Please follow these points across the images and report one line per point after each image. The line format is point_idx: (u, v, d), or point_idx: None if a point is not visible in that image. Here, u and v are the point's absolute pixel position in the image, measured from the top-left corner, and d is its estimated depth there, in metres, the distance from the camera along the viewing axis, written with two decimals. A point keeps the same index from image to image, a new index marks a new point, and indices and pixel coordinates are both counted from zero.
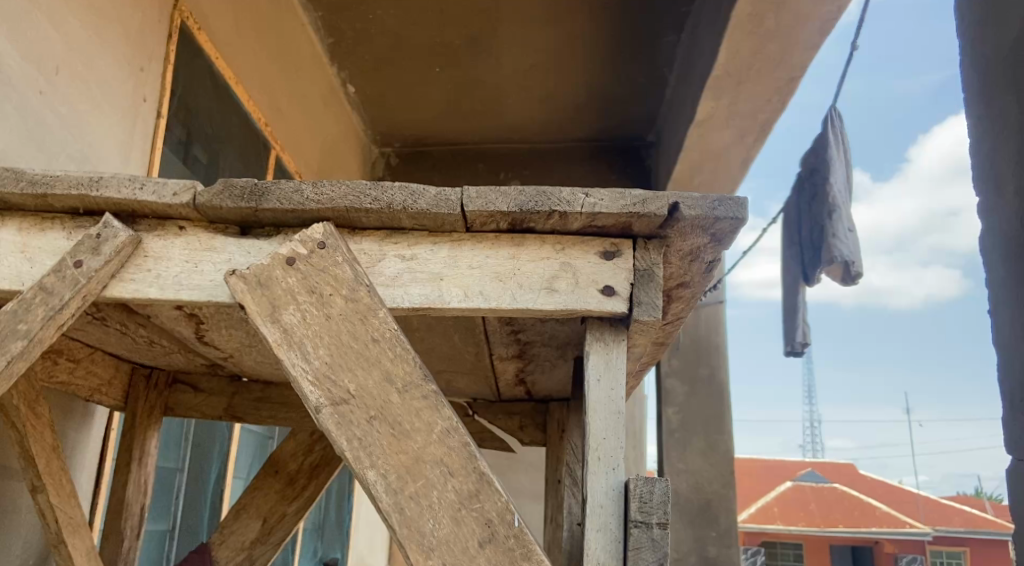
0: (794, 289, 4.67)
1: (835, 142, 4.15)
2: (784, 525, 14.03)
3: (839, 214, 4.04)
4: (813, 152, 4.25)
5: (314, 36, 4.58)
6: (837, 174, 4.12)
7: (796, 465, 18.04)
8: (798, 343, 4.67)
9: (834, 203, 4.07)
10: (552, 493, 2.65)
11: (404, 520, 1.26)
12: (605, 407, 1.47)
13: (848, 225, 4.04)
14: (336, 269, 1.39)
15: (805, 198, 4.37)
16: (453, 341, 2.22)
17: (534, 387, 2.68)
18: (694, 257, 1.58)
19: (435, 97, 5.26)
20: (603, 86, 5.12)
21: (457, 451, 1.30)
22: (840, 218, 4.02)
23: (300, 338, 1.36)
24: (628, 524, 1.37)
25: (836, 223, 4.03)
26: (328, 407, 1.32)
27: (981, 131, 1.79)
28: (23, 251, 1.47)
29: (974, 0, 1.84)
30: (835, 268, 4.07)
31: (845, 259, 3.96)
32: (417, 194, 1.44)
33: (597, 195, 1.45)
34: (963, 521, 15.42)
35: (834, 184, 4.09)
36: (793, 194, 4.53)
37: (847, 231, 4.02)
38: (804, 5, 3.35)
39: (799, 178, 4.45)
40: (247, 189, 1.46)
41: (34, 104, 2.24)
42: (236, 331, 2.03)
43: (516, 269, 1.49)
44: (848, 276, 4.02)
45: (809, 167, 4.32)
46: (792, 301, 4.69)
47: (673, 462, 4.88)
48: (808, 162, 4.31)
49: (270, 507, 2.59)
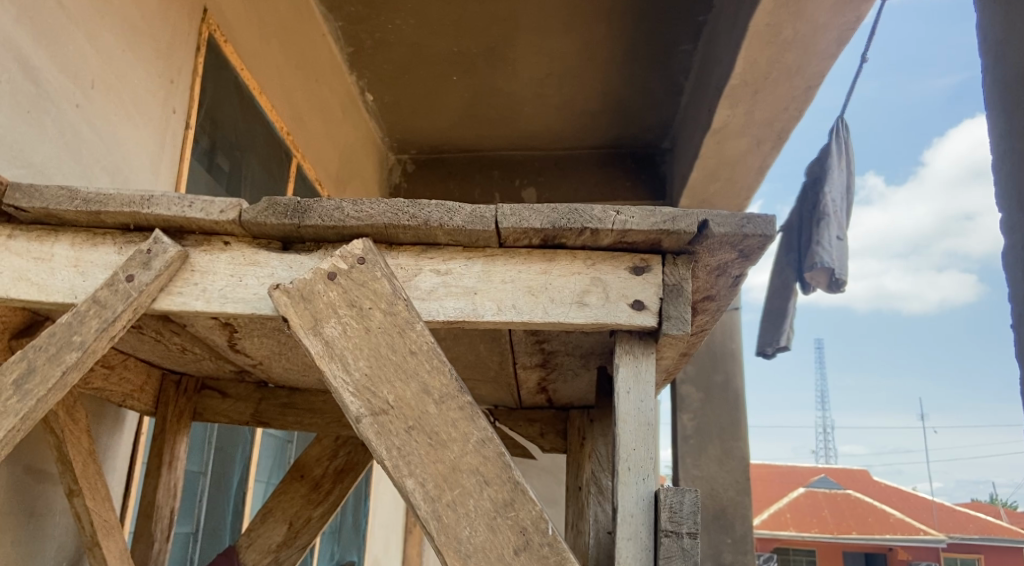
0: (784, 294, 4.57)
1: (837, 152, 4.19)
2: (797, 532, 13.96)
3: (829, 222, 4.09)
4: (819, 162, 4.26)
5: (334, 45, 4.64)
6: (834, 184, 4.15)
7: (809, 472, 17.94)
8: (770, 347, 4.59)
9: (827, 211, 4.11)
10: (573, 500, 2.68)
11: (441, 527, 1.30)
12: (636, 418, 1.51)
13: (836, 233, 4.09)
14: (376, 283, 1.44)
15: (805, 206, 4.38)
16: (478, 350, 2.27)
17: (556, 395, 2.71)
18: (721, 272, 1.62)
19: (451, 106, 5.31)
20: (618, 94, 5.15)
21: (492, 460, 1.34)
22: (829, 226, 4.07)
23: (341, 351, 1.41)
24: (658, 534, 1.41)
25: (824, 231, 4.07)
26: (367, 417, 1.36)
27: (1003, 147, 1.80)
28: (77, 266, 1.55)
29: (995, 17, 1.86)
30: (818, 275, 4.14)
31: (828, 267, 4.02)
32: (453, 212, 1.50)
33: (627, 212, 1.50)
34: (977, 529, 15.30)
35: (829, 193, 4.13)
36: (796, 202, 4.53)
37: (834, 239, 4.07)
38: (823, 17, 3.37)
39: (803, 187, 4.45)
40: (290, 206, 1.52)
41: (71, 117, 2.30)
42: (268, 340, 2.08)
43: (547, 284, 1.53)
44: (832, 284, 4.08)
45: (814, 176, 4.32)
46: (779, 305, 4.58)
47: (688, 468, 4.90)
48: (812, 172, 4.34)
49: (296, 511, 2.64)
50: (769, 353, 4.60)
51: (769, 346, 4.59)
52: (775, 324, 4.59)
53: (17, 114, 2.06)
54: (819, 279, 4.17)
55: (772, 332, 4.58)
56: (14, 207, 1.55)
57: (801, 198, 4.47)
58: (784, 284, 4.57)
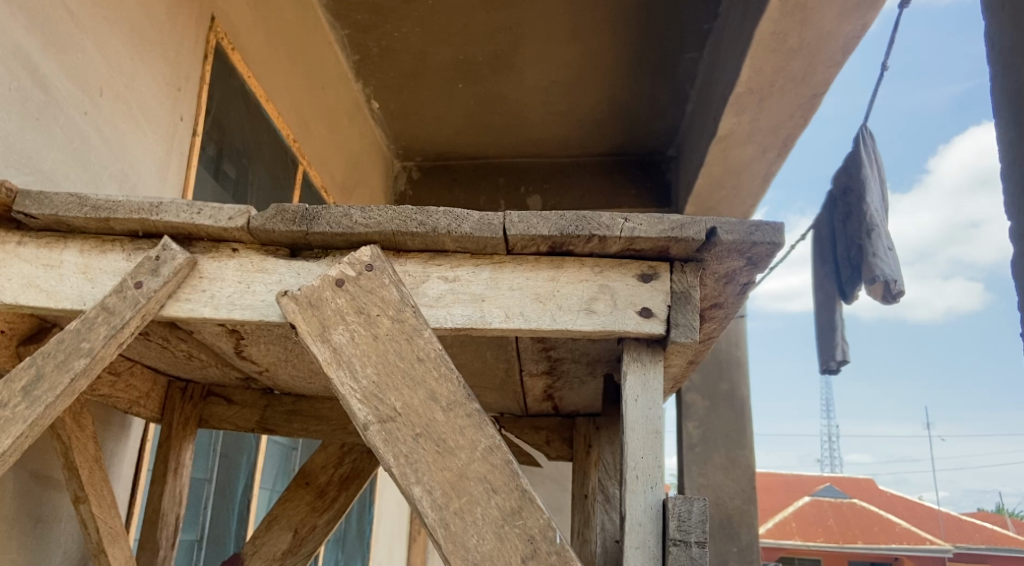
0: (831, 307, 4.52)
1: (868, 160, 4.17)
2: (802, 541, 13.87)
3: (879, 233, 4.03)
4: (848, 172, 4.25)
5: (340, 52, 4.66)
6: (873, 193, 4.12)
7: (814, 480, 17.88)
8: (833, 363, 4.48)
9: (873, 222, 4.06)
10: (578, 507, 2.68)
11: (449, 535, 1.29)
12: (643, 426, 1.51)
13: (887, 244, 4.02)
14: (383, 290, 1.44)
15: (842, 217, 4.35)
16: (485, 357, 2.26)
17: (562, 402, 2.70)
18: (729, 279, 1.62)
19: (458, 114, 5.33)
20: (623, 101, 5.16)
21: (500, 467, 1.34)
22: (880, 237, 4.00)
23: (349, 358, 1.41)
24: (666, 542, 1.41)
25: (875, 241, 4.01)
26: (375, 424, 1.36)
27: (1012, 155, 1.79)
28: (86, 273, 1.55)
29: (1002, 24, 1.86)
30: (877, 287, 4.00)
31: (887, 278, 3.88)
32: (461, 219, 1.50)
33: (636, 220, 1.50)
34: (984, 539, 15.19)
35: (872, 203, 4.09)
36: (828, 212, 4.52)
37: (887, 250, 3.99)
38: (829, 25, 3.36)
39: (833, 197, 4.45)
40: (298, 213, 1.52)
41: (79, 124, 2.31)
42: (275, 346, 2.09)
43: (555, 291, 1.53)
44: (890, 295, 3.94)
45: (844, 186, 4.32)
46: (829, 319, 4.52)
47: (694, 476, 4.88)
48: (840, 182, 4.33)
49: (301, 518, 2.63)
50: (834, 368, 4.47)
51: (829, 362, 4.45)
52: (830, 339, 4.50)
53: (27, 121, 2.07)
54: (878, 291, 4.03)
55: (831, 348, 4.48)
56: (24, 214, 1.55)
57: (833, 208, 4.46)
58: (831, 297, 4.52)
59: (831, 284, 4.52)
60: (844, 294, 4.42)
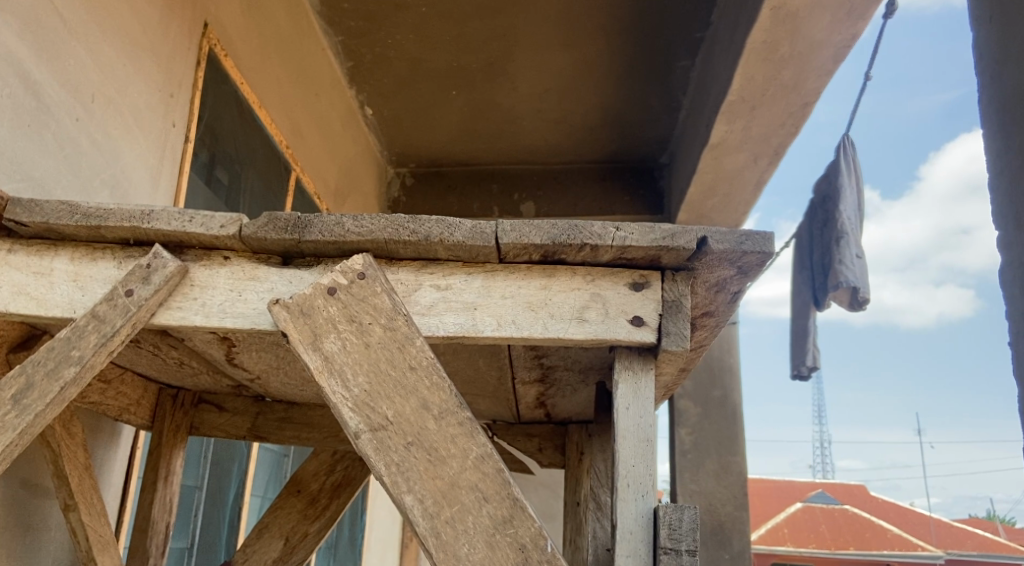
0: (805, 313, 4.54)
1: (846, 169, 4.21)
2: (795, 547, 13.86)
3: (847, 240, 4.08)
4: (827, 180, 4.29)
5: (333, 59, 4.66)
6: (847, 202, 4.16)
7: (806, 486, 17.91)
8: (804, 367, 4.61)
9: (842, 230, 4.10)
10: (570, 515, 2.68)
11: (439, 544, 1.29)
12: (634, 434, 1.51)
13: (855, 251, 4.07)
14: (375, 298, 1.44)
15: (818, 225, 4.39)
16: (477, 364, 2.26)
17: (555, 409, 2.70)
18: (720, 288, 1.63)
19: (450, 121, 5.34)
20: (616, 108, 5.17)
21: (491, 476, 1.34)
22: (848, 244, 4.05)
23: (340, 366, 1.40)
24: (658, 551, 1.41)
25: (842, 249, 4.06)
26: (366, 433, 1.36)
27: (1000, 166, 1.81)
28: (77, 280, 1.55)
29: (991, 37, 1.87)
30: (842, 293, 4.12)
31: (852, 286, 3.98)
32: (453, 227, 1.50)
33: (627, 228, 1.50)
34: (976, 545, 15.23)
35: (843, 212, 4.13)
36: (807, 220, 4.55)
37: (853, 257, 4.05)
38: (820, 33, 3.38)
39: (813, 205, 4.49)
40: (291, 221, 1.52)
41: (70, 131, 2.31)
42: (267, 354, 2.08)
43: (547, 299, 1.53)
44: (855, 302, 4.06)
45: (823, 194, 4.36)
46: (802, 325, 4.57)
47: (686, 483, 4.89)
48: (820, 189, 4.37)
49: (292, 526, 2.62)
50: (803, 373, 4.62)
51: (800, 367, 4.60)
52: (801, 344, 4.58)
53: (18, 127, 2.06)
54: (843, 297, 4.13)
55: (802, 352, 4.59)
56: (14, 222, 1.55)
57: (812, 216, 4.50)
58: (804, 303, 4.56)
59: (806, 291, 4.55)
60: (816, 301, 4.46)
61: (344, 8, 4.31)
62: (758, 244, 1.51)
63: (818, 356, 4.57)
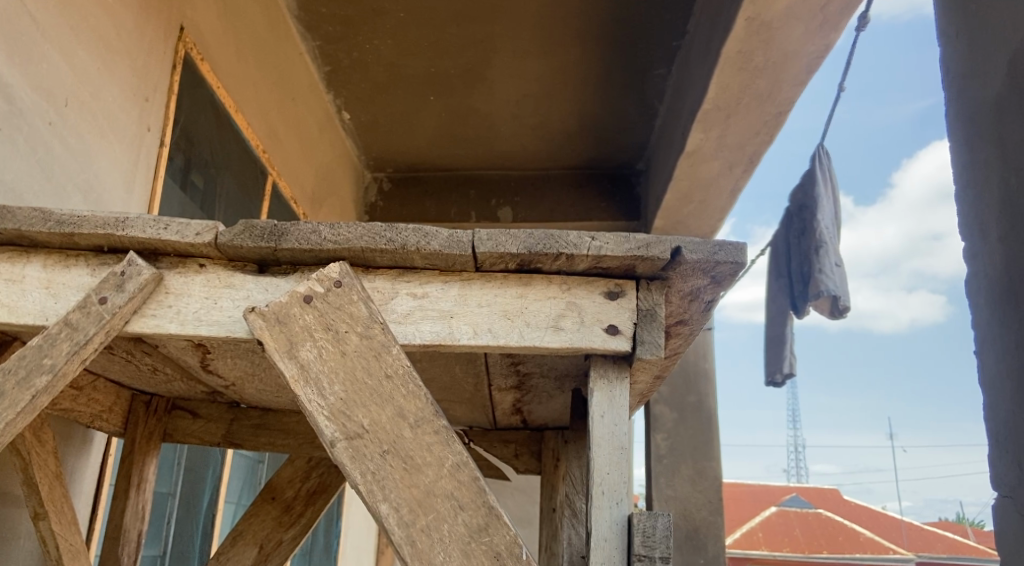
0: (780, 320, 4.61)
1: (822, 179, 4.28)
2: (768, 550, 13.99)
3: (826, 249, 4.15)
4: (804, 189, 4.36)
5: (311, 63, 4.64)
6: (824, 212, 4.23)
7: (780, 491, 18.09)
8: (779, 375, 4.61)
9: (822, 239, 4.17)
10: (546, 521, 2.69)
11: (415, 552, 1.29)
12: (609, 442, 1.53)
13: (834, 260, 4.14)
14: (352, 307, 1.45)
15: (795, 233, 4.46)
16: (454, 371, 2.27)
17: (531, 416, 2.71)
18: (694, 297, 1.65)
19: (428, 126, 5.34)
20: (593, 115, 5.21)
21: (467, 484, 1.35)
22: (827, 253, 4.12)
23: (317, 374, 1.41)
24: (631, 557, 1.42)
25: (823, 258, 4.13)
26: (342, 441, 1.36)
27: (966, 180, 1.85)
28: (49, 287, 1.53)
29: (957, 53, 1.91)
30: (823, 302, 4.16)
31: (833, 294, 4.04)
32: (430, 235, 1.51)
33: (602, 238, 1.52)
34: (945, 547, 15.49)
35: (822, 221, 4.20)
36: (783, 228, 4.61)
37: (834, 266, 4.12)
38: (792, 44, 3.43)
39: (789, 214, 4.56)
40: (267, 229, 1.52)
41: (44, 135, 2.28)
42: (242, 360, 2.07)
43: (523, 307, 1.55)
44: (836, 310, 4.11)
45: (800, 203, 4.42)
46: (778, 332, 4.63)
47: (661, 487, 4.92)
48: (796, 198, 4.44)
49: (267, 533, 2.60)
50: (778, 381, 4.61)
51: (775, 374, 4.61)
52: (778, 352, 4.62)
53: None
54: (824, 306, 4.18)
55: (779, 359, 4.61)
56: None
57: (788, 225, 4.56)
58: (781, 310, 4.62)
59: (782, 299, 4.60)
60: (795, 308, 4.51)
61: (322, 13, 4.29)
62: (723, 252, 1.53)
63: (794, 363, 4.59)
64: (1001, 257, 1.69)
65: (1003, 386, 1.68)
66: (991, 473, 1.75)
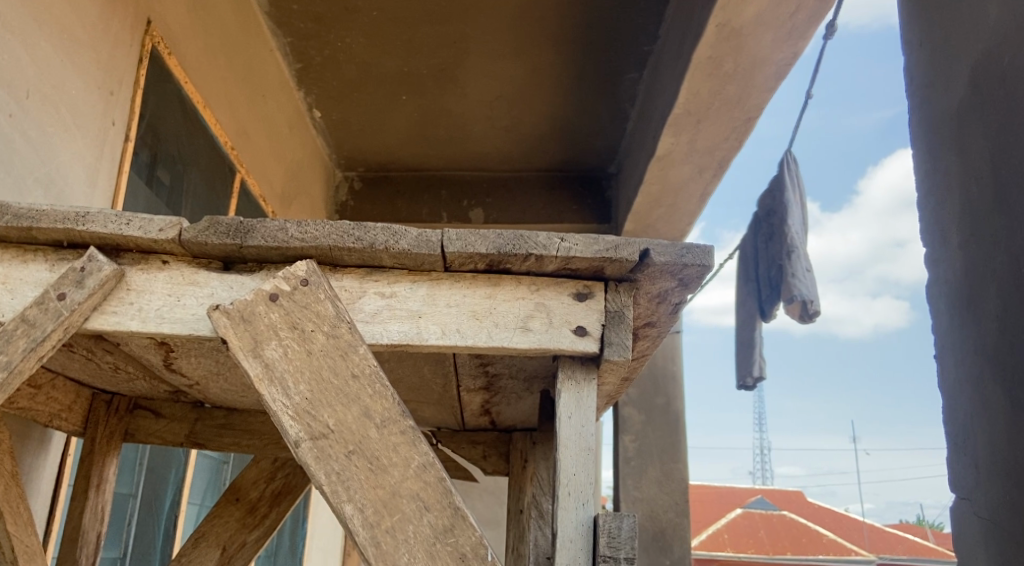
0: (750, 324, 4.67)
1: (791, 184, 4.32)
2: (733, 552, 14.14)
3: (798, 254, 4.17)
4: (772, 195, 4.40)
5: (282, 60, 4.60)
6: (794, 217, 4.28)
7: (745, 492, 18.31)
8: (749, 378, 4.68)
9: (792, 244, 4.20)
10: (513, 522, 2.69)
11: (379, 553, 1.28)
12: (576, 443, 1.53)
13: (805, 265, 4.17)
14: (319, 305, 1.43)
15: (764, 238, 4.51)
16: (422, 371, 2.26)
17: (499, 417, 2.71)
18: (661, 299, 1.66)
19: (400, 126, 5.32)
20: (565, 118, 5.23)
21: (433, 485, 1.34)
22: (799, 258, 4.15)
23: (281, 374, 1.39)
24: (596, 558, 1.43)
25: (795, 263, 4.15)
26: (307, 442, 1.34)
27: (929, 187, 1.88)
28: (5, 283, 1.49)
29: (920, 63, 1.95)
30: (795, 307, 4.13)
31: (804, 299, 4.07)
32: (398, 235, 1.50)
33: (572, 240, 1.53)
34: (906, 549, 15.80)
35: (791, 226, 4.24)
36: (752, 233, 4.66)
37: (805, 271, 4.15)
38: (761, 51, 3.48)
39: (758, 218, 4.60)
40: (233, 226, 1.50)
41: (4, 127, 2.23)
42: (207, 360, 2.04)
43: (492, 308, 1.54)
44: (806, 314, 4.08)
45: (768, 208, 4.47)
46: (748, 336, 4.67)
47: (628, 489, 4.94)
48: (765, 204, 4.49)
49: (230, 535, 2.56)
50: (750, 384, 4.69)
51: (746, 378, 4.68)
52: (748, 356, 4.68)
53: None
54: (795, 310, 4.17)
55: (749, 364, 4.68)
56: None
57: (757, 229, 4.61)
58: (751, 314, 4.67)
59: (751, 303, 4.66)
60: (765, 312, 4.56)
61: (293, 9, 4.25)
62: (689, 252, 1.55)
63: (764, 366, 4.66)
64: (961, 263, 1.72)
65: (962, 390, 1.71)
66: (950, 477, 1.78)
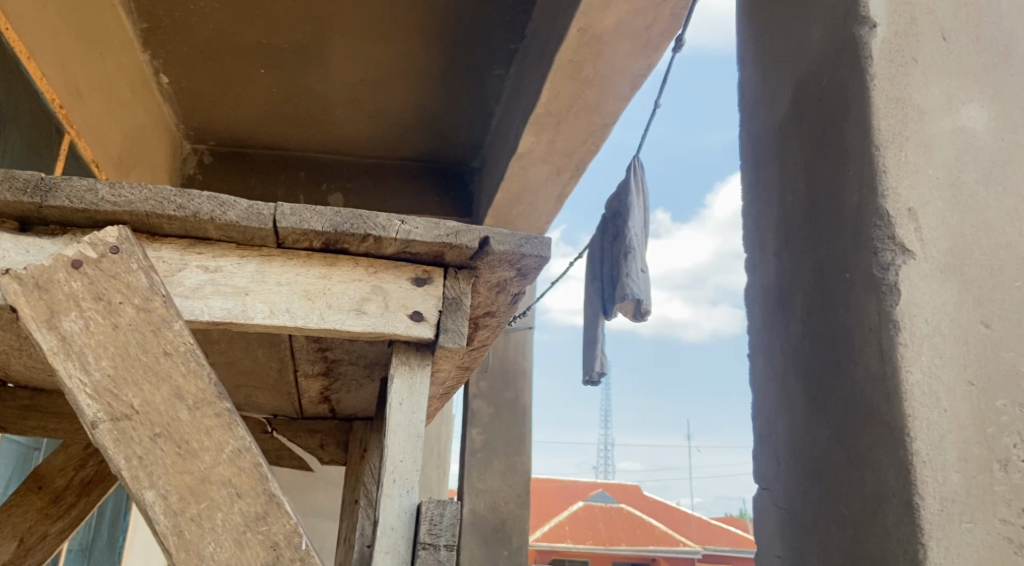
0: (594, 322, 4.83)
1: (635, 189, 4.50)
2: (573, 543, 14.66)
3: (632, 255, 4.34)
4: (619, 198, 4.57)
5: (125, 17, 4.24)
6: (635, 220, 4.45)
7: (589, 486, 19.04)
8: (594, 373, 4.86)
9: (630, 245, 4.37)
10: (347, 513, 2.63)
11: (182, 543, 1.20)
12: (405, 429, 1.50)
13: (640, 266, 4.36)
14: (129, 276, 1.31)
15: (609, 239, 4.67)
16: (256, 355, 2.15)
17: (338, 405, 2.64)
18: (500, 289, 1.66)
19: (256, 100, 5.06)
20: (430, 108, 5.18)
21: (247, 471, 1.26)
22: (633, 259, 4.32)
23: (81, 348, 1.27)
24: (417, 546, 1.41)
25: (629, 263, 4.33)
26: (105, 423, 1.23)
27: (753, 195, 2.00)
28: None
29: (753, 81, 2.08)
30: (627, 305, 4.38)
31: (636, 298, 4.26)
32: (227, 206, 1.41)
33: (412, 223, 1.49)
34: (729, 540, 17.02)
35: (631, 228, 4.41)
36: (599, 234, 4.81)
37: (638, 272, 4.33)
38: (620, 59, 3.60)
39: (605, 220, 4.76)
40: (32, 182, 1.35)
41: None
42: (5, 334, 1.84)
43: (326, 288, 1.49)
44: (638, 312, 4.35)
45: (614, 211, 4.63)
46: (592, 333, 4.83)
47: (473, 481, 4.98)
48: (612, 206, 4.65)
49: (29, 527, 2.32)
50: (594, 380, 4.87)
51: (591, 373, 4.85)
52: (592, 352, 4.85)
53: None
54: (628, 308, 4.41)
55: (593, 359, 4.85)
56: None
57: (604, 230, 4.76)
58: (595, 312, 4.82)
59: (595, 300, 4.81)
60: (606, 311, 4.72)
61: None
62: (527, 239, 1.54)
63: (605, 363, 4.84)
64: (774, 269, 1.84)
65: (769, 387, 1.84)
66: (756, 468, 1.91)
